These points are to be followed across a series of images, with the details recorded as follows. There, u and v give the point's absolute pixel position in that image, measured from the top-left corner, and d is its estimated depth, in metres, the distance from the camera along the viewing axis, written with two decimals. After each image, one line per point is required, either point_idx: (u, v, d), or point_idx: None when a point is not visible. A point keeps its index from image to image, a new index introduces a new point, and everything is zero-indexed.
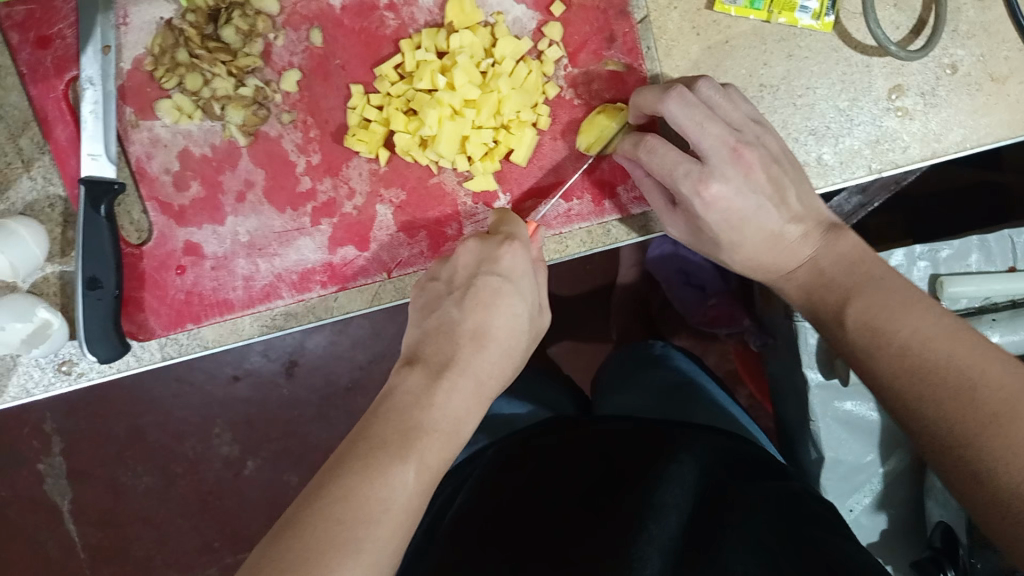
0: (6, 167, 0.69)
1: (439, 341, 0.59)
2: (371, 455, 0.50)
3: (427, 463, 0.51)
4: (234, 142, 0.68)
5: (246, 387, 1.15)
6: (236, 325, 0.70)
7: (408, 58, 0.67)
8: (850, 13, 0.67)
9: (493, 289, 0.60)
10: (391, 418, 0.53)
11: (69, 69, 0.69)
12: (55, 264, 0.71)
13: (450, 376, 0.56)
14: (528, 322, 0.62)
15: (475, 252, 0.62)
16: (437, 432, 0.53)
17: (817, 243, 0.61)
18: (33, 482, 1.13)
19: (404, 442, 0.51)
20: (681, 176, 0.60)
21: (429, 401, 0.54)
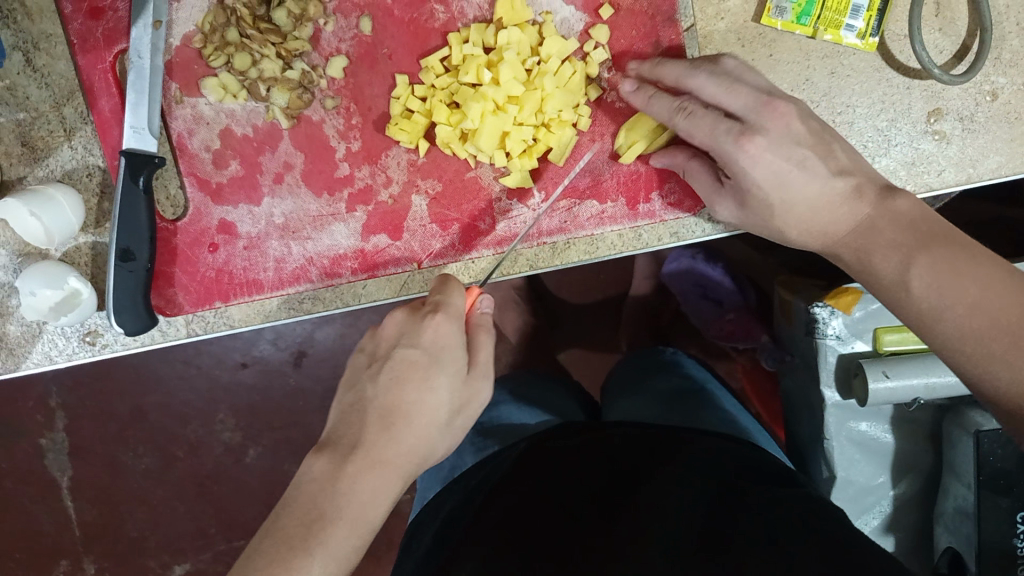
0: (49, 135, 0.70)
1: (349, 419, 0.57)
2: (275, 550, 0.50)
3: (334, 555, 0.51)
4: (276, 124, 0.69)
5: (252, 374, 1.12)
6: (263, 306, 0.71)
7: (456, 51, 0.67)
8: (896, 34, 0.68)
9: (409, 364, 0.58)
10: (298, 504, 0.53)
11: (119, 41, 0.70)
12: (89, 234, 0.71)
13: (356, 460, 0.55)
14: (451, 396, 0.59)
15: (401, 323, 0.60)
16: (344, 518, 0.52)
17: (871, 203, 0.59)
18: (33, 455, 1.10)
19: (308, 532, 0.51)
20: (722, 134, 0.61)
21: (334, 487, 0.53)
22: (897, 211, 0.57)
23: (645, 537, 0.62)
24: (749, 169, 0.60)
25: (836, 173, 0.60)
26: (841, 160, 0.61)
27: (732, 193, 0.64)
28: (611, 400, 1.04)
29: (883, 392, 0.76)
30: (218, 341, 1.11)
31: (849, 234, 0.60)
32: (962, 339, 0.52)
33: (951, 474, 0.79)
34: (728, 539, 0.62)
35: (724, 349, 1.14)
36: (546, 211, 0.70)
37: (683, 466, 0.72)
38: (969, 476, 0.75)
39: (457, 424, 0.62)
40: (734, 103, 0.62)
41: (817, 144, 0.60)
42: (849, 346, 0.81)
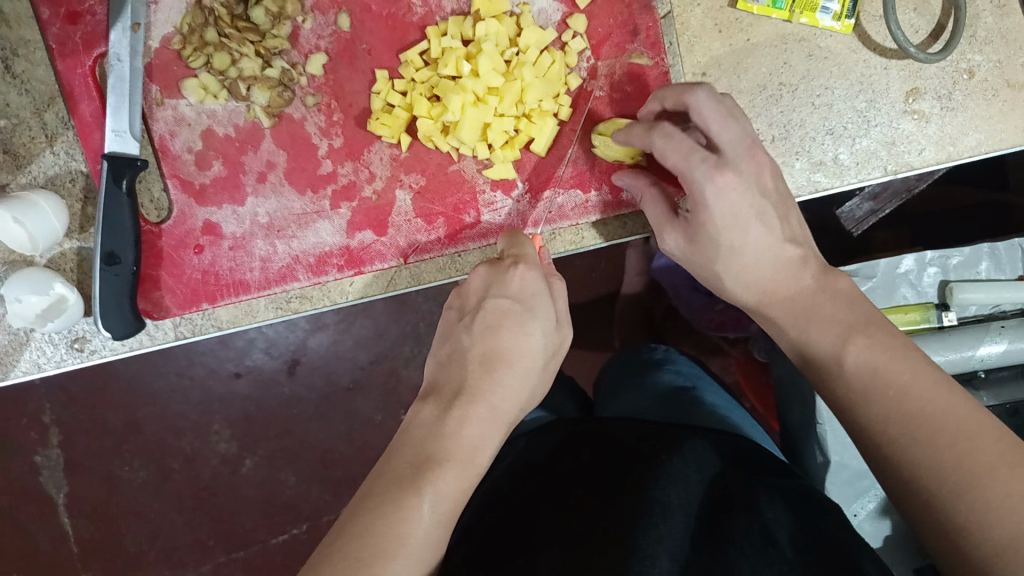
0: (31, 141, 0.70)
1: (451, 367, 0.59)
2: (386, 493, 0.50)
3: (443, 495, 0.51)
4: (258, 122, 0.69)
5: (246, 384, 1.11)
6: (251, 307, 0.71)
7: (434, 44, 0.67)
8: (871, 16, 0.68)
9: (501, 311, 0.60)
10: (407, 452, 0.54)
11: (98, 46, 0.70)
12: (74, 240, 0.71)
13: (461, 403, 0.56)
14: (546, 341, 0.61)
15: (485, 277, 0.62)
16: (452, 461, 0.53)
17: (814, 276, 0.61)
18: (27, 472, 1.08)
19: (418, 475, 0.52)
20: (696, 162, 0.60)
21: (441, 432, 0.54)
22: (837, 287, 0.60)
23: (645, 518, 0.62)
24: (711, 204, 0.60)
25: (787, 238, 0.62)
26: (794, 228, 0.63)
27: (684, 227, 0.64)
28: (605, 396, 1.04)
29: None
30: (212, 351, 1.11)
31: (790, 298, 0.61)
32: (887, 424, 0.50)
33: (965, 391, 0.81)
34: (728, 524, 0.62)
35: (718, 342, 1.14)
36: (530, 202, 0.70)
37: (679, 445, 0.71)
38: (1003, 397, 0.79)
39: (546, 372, 0.64)
40: (719, 132, 0.61)
41: (777, 204, 0.62)
42: None
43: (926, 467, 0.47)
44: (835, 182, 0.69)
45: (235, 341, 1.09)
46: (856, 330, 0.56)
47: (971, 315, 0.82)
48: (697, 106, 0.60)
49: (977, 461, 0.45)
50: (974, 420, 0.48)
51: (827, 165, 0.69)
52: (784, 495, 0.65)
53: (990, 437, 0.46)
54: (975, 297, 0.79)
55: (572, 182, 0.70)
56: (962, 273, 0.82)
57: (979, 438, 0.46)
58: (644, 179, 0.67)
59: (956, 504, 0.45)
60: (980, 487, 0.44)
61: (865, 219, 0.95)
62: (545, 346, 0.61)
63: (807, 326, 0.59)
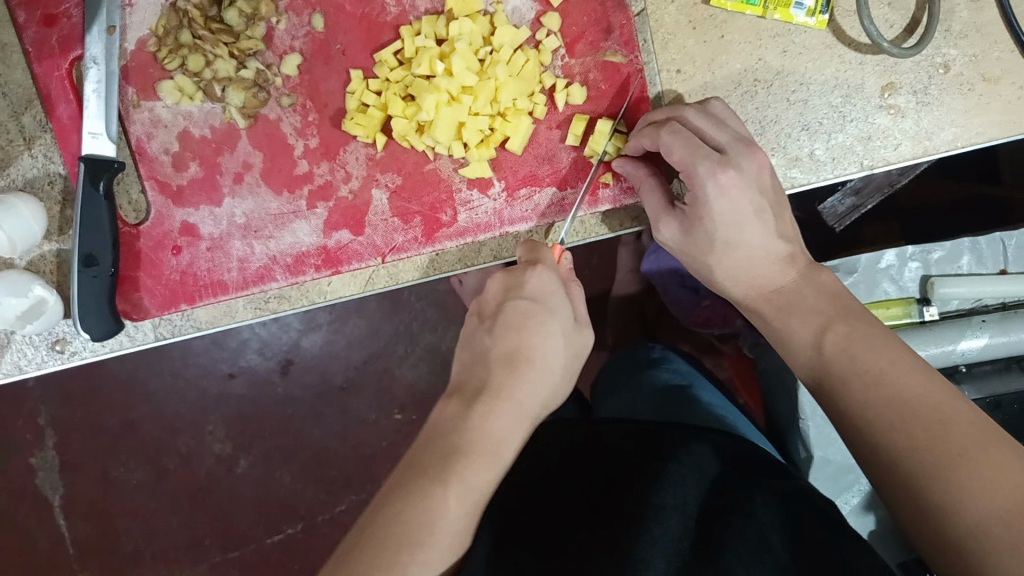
0: (9, 144, 0.71)
1: (475, 367, 0.63)
2: (415, 479, 0.54)
3: (470, 486, 0.55)
4: (234, 124, 0.69)
5: (240, 385, 1.12)
6: (230, 307, 0.71)
7: (408, 44, 0.67)
8: (845, 11, 0.68)
9: (522, 312, 0.63)
10: (435, 445, 0.57)
11: (74, 48, 0.69)
12: (53, 242, 0.72)
13: (484, 399, 0.60)
14: (565, 339, 0.64)
15: (502, 282, 0.65)
16: (478, 452, 0.57)
17: (800, 271, 0.62)
18: (24, 473, 1.09)
19: (445, 465, 0.55)
20: (700, 157, 0.60)
21: (466, 425, 0.58)
22: (822, 281, 0.61)
23: (640, 522, 0.61)
24: (713, 200, 0.60)
25: (780, 234, 0.63)
26: (789, 224, 0.63)
27: (679, 219, 0.64)
28: (604, 399, 1.03)
29: None
30: (205, 351, 1.11)
31: (779, 291, 0.62)
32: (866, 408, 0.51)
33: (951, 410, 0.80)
34: (729, 527, 0.60)
35: (710, 341, 1.12)
36: (507, 200, 0.70)
37: (674, 448, 0.70)
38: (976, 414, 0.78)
39: (567, 374, 0.67)
40: (714, 138, 0.62)
41: (774, 203, 0.62)
42: None
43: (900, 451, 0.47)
44: (811, 178, 0.69)
45: (228, 342, 1.10)
46: (836, 320, 0.56)
47: (954, 309, 0.82)
48: (691, 118, 0.63)
49: (951, 447, 0.45)
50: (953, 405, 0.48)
51: (803, 161, 0.68)
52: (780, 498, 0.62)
53: (964, 422, 0.46)
54: (957, 291, 0.79)
55: (548, 180, 0.70)
56: (944, 268, 0.82)
57: (952, 422, 0.47)
58: (643, 169, 0.66)
59: (931, 488, 0.45)
60: (956, 470, 0.44)
61: (848, 214, 0.96)
62: (567, 347, 0.64)
63: (787, 319, 0.60)
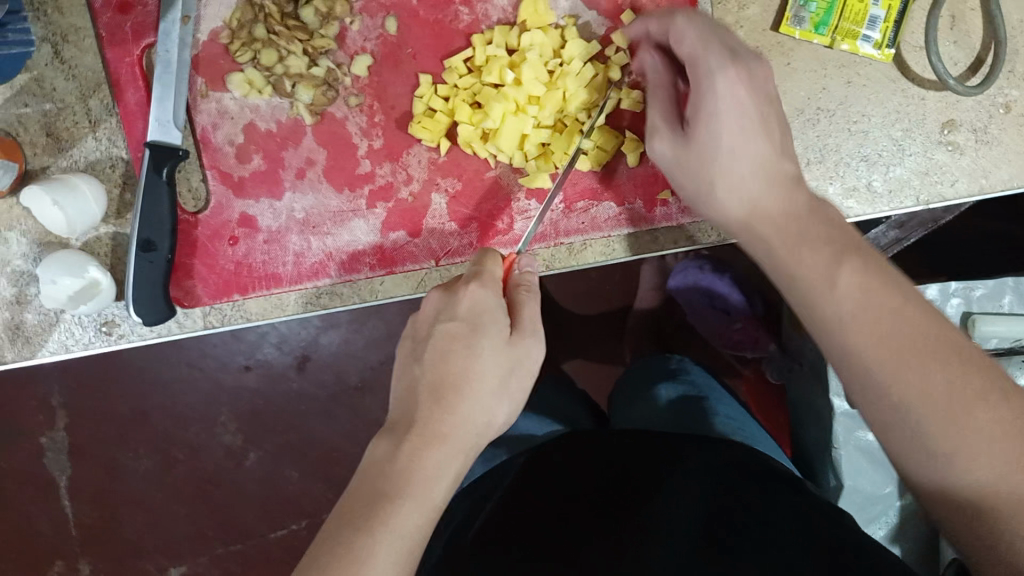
0: (74, 126, 0.71)
1: (404, 400, 0.55)
2: (341, 534, 0.48)
3: (400, 535, 0.49)
4: (300, 120, 0.70)
5: (255, 377, 1.10)
6: (281, 300, 0.71)
7: (479, 52, 0.68)
8: (912, 46, 0.69)
9: (451, 338, 0.55)
10: (359, 491, 0.51)
11: (147, 36, 0.71)
12: (110, 225, 0.72)
13: (414, 438, 0.52)
14: (500, 359, 0.56)
15: (439, 301, 0.58)
16: (407, 498, 0.50)
17: (804, 198, 0.56)
18: (32, 455, 1.08)
19: (370, 514, 0.49)
20: (710, 52, 0.56)
21: (390, 469, 0.51)
22: (825, 211, 0.55)
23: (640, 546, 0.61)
24: (720, 96, 0.55)
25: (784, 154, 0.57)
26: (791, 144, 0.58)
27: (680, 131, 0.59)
28: (619, 409, 1.01)
29: None
30: (223, 344, 1.10)
31: (779, 216, 0.55)
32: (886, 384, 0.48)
33: None
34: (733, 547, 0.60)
35: (729, 361, 1.11)
36: (564, 212, 0.70)
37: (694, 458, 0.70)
38: None
39: (511, 393, 0.57)
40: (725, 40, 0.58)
41: (778, 117, 0.57)
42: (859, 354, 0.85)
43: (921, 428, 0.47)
44: (866, 209, 0.69)
45: (246, 335, 1.09)
46: (849, 252, 0.51)
47: (993, 348, 0.82)
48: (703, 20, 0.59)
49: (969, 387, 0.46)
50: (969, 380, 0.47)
51: (859, 192, 0.69)
52: (795, 513, 0.62)
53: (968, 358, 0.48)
54: (998, 329, 0.80)
55: (606, 195, 0.71)
56: (985, 305, 0.82)
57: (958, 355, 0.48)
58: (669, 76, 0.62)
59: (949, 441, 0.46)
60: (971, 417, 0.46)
61: (890, 246, 0.95)
62: (506, 367, 0.56)
63: (790, 248, 0.53)
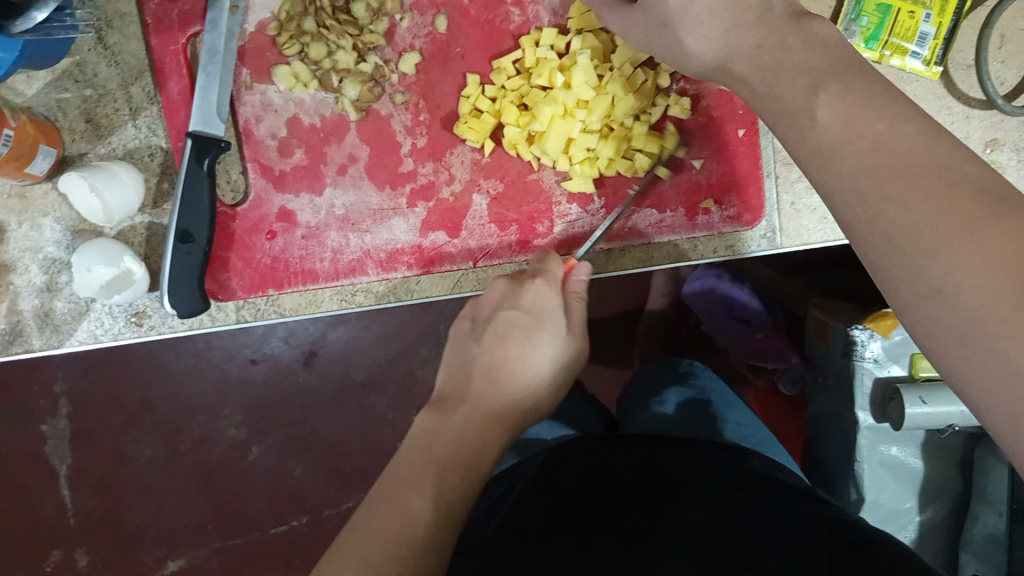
0: (114, 113, 0.71)
1: (456, 378, 0.57)
2: (394, 493, 0.49)
3: (450, 496, 0.49)
4: (345, 115, 0.69)
5: (262, 371, 1.09)
6: (316, 297, 0.71)
7: (528, 54, 0.68)
8: (960, 64, 0.69)
9: (510, 323, 0.58)
10: (411, 455, 0.51)
11: (193, 24, 0.71)
12: (146, 214, 0.72)
13: (465, 410, 0.54)
14: (553, 352, 0.59)
15: (500, 290, 0.61)
16: (458, 462, 0.51)
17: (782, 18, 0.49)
18: (34, 440, 1.06)
19: (422, 475, 0.50)
20: None
21: (444, 433, 0.52)
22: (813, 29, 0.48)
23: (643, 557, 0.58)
24: None
25: None
26: None
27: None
28: (628, 410, 1.00)
29: (920, 417, 0.77)
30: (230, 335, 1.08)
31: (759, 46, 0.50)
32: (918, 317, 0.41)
33: (979, 502, 0.81)
34: (751, 540, 0.57)
35: (739, 370, 1.12)
36: (604, 217, 0.70)
37: (710, 471, 0.67)
38: (1002, 504, 0.79)
39: (556, 388, 0.61)
40: None
41: None
42: (886, 370, 0.83)
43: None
44: None
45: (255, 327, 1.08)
46: (828, 76, 0.45)
47: None
48: None
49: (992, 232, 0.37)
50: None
51: None
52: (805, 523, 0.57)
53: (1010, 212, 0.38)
54: None
55: (647, 202, 0.70)
56: None
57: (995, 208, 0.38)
58: None
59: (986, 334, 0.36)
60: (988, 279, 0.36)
61: None
62: (557, 361, 0.59)
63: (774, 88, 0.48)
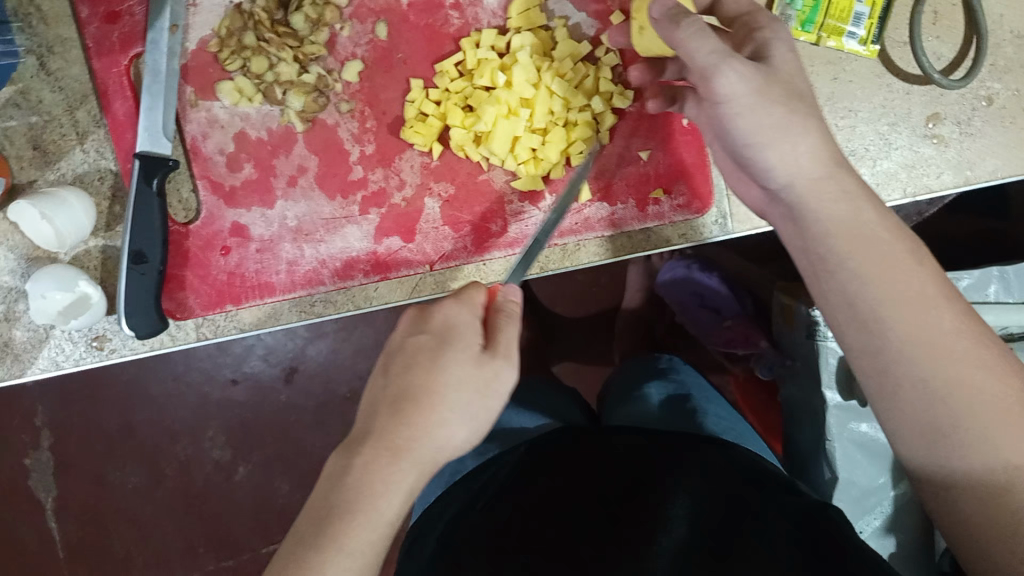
0: (61, 138, 0.70)
1: (364, 414, 0.51)
2: (293, 551, 0.46)
3: (351, 552, 0.46)
4: (291, 127, 0.69)
5: (243, 391, 1.08)
6: (275, 310, 0.71)
7: (470, 55, 0.69)
8: (896, 42, 0.70)
9: (415, 351, 0.52)
10: (316, 504, 0.48)
11: (134, 46, 0.70)
12: (99, 238, 0.72)
13: (369, 449, 0.49)
14: (464, 376, 0.52)
15: (409, 320, 0.55)
16: (361, 513, 0.47)
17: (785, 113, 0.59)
18: (17, 474, 1.05)
19: (320, 528, 0.47)
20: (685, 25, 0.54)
21: (341, 482, 0.48)
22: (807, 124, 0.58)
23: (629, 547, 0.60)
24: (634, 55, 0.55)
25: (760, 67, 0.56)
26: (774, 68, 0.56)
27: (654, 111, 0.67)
28: (608, 406, 1.00)
29: None
30: (209, 356, 1.07)
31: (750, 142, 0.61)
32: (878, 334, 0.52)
33: None
34: (742, 534, 0.59)
35: (720, 360, 1.12)
36: None
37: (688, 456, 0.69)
38: None
39: (485, 416, 0.53)
40: None
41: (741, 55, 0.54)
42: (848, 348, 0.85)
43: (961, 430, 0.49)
44: None
45: (232, 347, 1.07)
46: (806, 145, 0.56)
47: None
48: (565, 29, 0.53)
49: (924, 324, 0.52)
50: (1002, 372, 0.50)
51: None
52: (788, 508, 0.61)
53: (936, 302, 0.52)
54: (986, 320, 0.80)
55: (599, 195, 0.71)
56: (972, 295, 0.83)
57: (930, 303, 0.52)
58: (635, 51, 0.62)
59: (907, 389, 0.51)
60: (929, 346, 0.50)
61: None
62: (472, 386, 0.52)
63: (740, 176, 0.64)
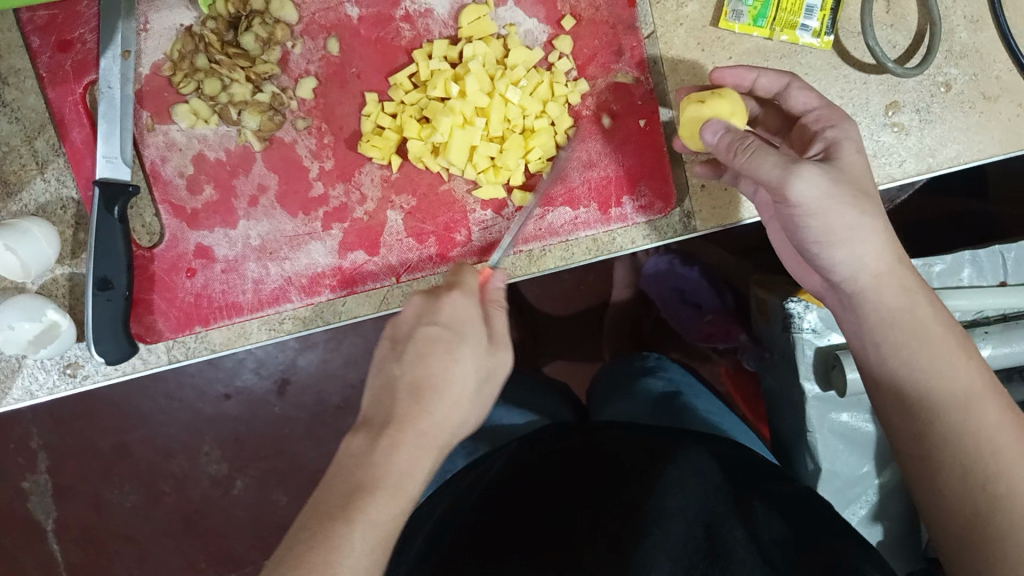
0: (21, 169, 0.71)
1: (380, 398, 0.53)
2: (315, 526, 0.45)
3: (376, 524, 0.46)
4: (249, 146, 0.69)
5: (236, 406, 1.08)
6: (244, 329, 0.71)
7: (422, 67, 0.68)
8: (850, 32, 0.70)
9: (433, 338, 0.54)
10: (334, 485, 0.48)
11: (88, 73, 0.70)
12: (66, 266, 0.72)
13: (391, 432, 0.50)
14: (479, 366, 0.55)
15: (419, 305, 0.57)
16: (382, 490, 0.47)
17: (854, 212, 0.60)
18: (15, 497, 1.06)
19: (347, 505, 0.46)
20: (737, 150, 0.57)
21: (369, 460, 0.48)
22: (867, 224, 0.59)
23: (641, 527, 0.58)
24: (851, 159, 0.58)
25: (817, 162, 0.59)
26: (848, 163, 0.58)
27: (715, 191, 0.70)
28: (599, 404, 0.98)
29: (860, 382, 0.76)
30: (200, 372, 1.07)
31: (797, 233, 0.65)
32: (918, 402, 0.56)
33: None
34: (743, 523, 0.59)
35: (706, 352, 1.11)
36: (521, 220, 0.71)
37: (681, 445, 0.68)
38: None
39: (483, 402, 0.57)
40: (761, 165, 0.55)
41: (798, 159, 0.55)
42: (825, 339, 0.81)
43: (949, 449, 0.54)
44: None
45: (223, 362, 1.06)
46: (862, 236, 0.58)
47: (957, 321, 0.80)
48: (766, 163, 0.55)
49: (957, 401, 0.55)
50: (995, 401, 0.55)
51: None
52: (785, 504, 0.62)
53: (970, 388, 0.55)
54: (959, 303, 0.78)
55: (562, 199, 0.71)
56: (946, 280, 0.81)
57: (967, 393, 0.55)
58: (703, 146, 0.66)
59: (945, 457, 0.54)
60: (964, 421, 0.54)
61: None
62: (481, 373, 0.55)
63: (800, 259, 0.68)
